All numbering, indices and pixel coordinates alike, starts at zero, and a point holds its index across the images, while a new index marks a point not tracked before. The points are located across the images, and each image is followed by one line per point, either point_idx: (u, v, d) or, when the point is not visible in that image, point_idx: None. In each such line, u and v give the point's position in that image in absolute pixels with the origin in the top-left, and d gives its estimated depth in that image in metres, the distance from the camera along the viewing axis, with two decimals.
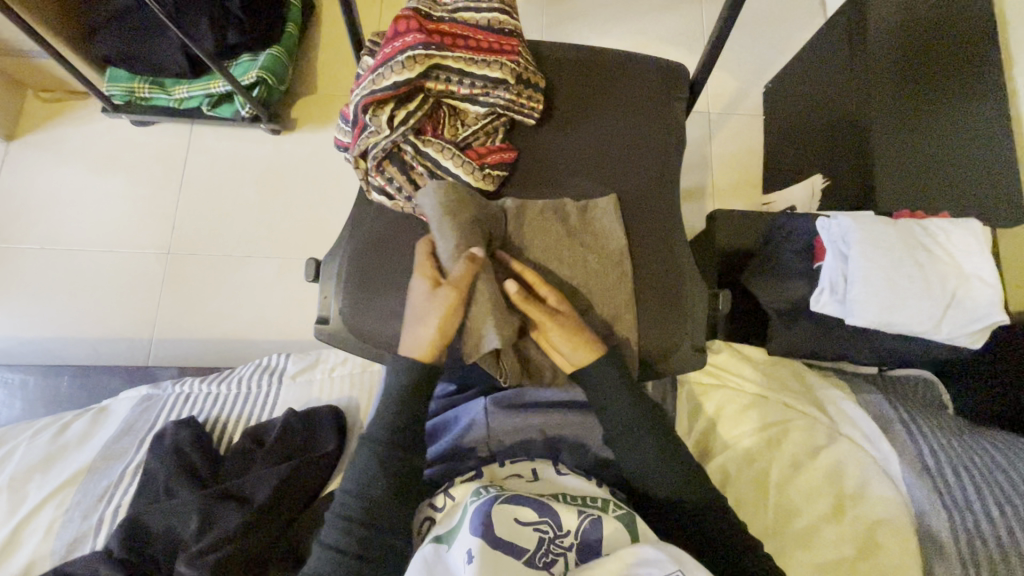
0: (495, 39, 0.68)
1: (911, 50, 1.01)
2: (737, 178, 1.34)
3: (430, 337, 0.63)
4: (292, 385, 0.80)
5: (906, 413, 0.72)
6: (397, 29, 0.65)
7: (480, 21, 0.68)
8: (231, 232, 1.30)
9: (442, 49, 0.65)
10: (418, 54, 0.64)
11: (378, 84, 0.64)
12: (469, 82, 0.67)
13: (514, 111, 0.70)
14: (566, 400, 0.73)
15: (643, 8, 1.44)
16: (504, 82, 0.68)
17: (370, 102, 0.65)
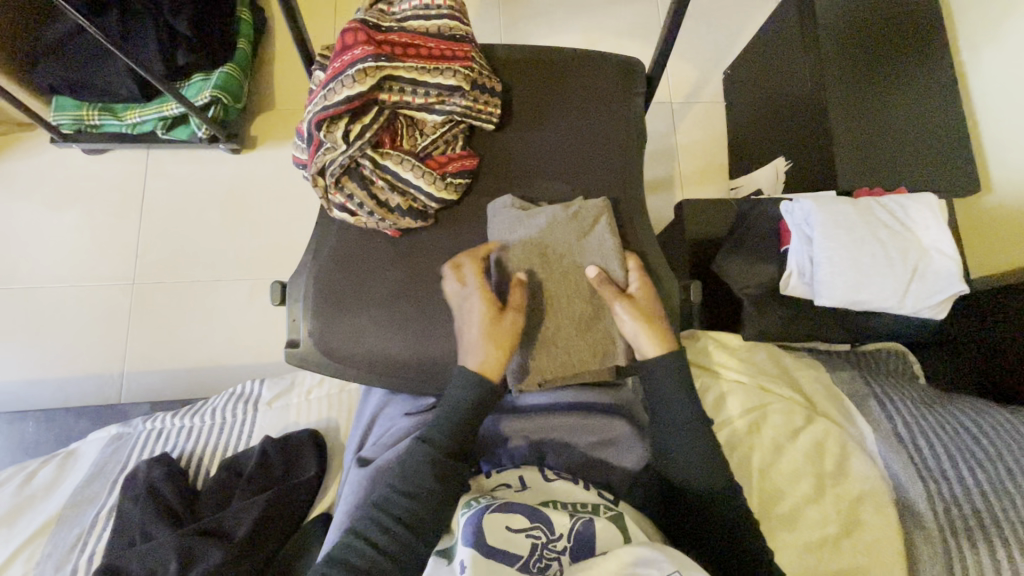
0: (447, 46, 0.67)
1: (859, 30, 1.03)
2: (703, 166, 1.36)
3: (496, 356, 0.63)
4: (268, 411, 0.78)
5: (879, 389, 0.73)
6: (345, 42, 0.64)
7: (430, 28, 0.67)
8: (197, 257, 1.27)
9: (393, 60, 0.64)
10: (369, 66, 0.62)
11: (329, 100, 0.63)
12: (423, 91, 0.66)
13: (472, 118, 0.69)
14: (597, 405, 0.72)
15: (599, 3, 1.44)
16: (459, 89, 0.67)
17: (323, 119, 0.63)
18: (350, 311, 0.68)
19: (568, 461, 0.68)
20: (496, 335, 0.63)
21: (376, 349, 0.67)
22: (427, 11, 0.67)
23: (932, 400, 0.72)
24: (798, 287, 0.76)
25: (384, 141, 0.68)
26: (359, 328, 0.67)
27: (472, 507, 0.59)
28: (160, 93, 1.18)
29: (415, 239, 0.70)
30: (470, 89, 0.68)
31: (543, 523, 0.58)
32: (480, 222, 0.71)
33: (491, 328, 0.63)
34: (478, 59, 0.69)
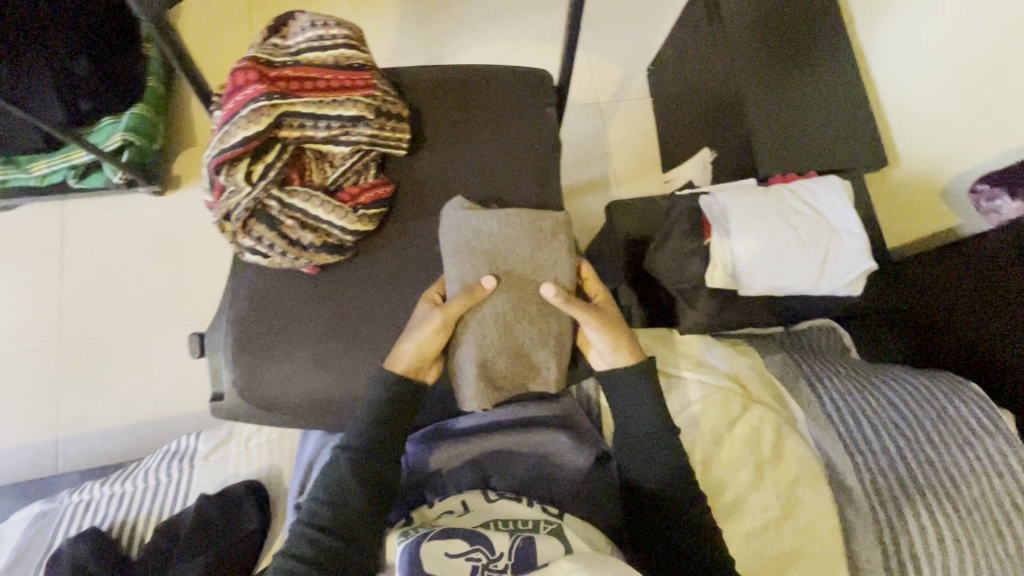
0: (346, 76, 0.66)
1: (763, 20, 1.07)
2: (637, 162, 1.38)
3: (414, 351, 0.64)
4: (204, 466, 0.75)
5: (809, 369, 0.76)
6: (236, 82, 0.62)
7: (326, 59, 0.66)
8: (126, 307, 1.21)
9: (289, 97, 0.62)
10: (263, 105, 0.61)
11: (226, 143, 0.61)
12: (325, 125, 0.64)
13: (381, 146, 0.68)
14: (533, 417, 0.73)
15: (519, 10, 1.45)
16: (363, 119, 0.66)
17: (221, 162, 0.61)
18: (274, 355, 0.66)
19: (511, 478, 0.69)
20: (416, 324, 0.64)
21: (306, 391, 0.65)
22: (322, 42, 0.66)
23: (856, 373, 0.76)
24: (722, 277, 0.78)
25: (293, 178, 0.66)
26: (285, 371, 0.65)
27: (408, 538, 0.58)
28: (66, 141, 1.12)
29: (334, 273, 0.68)
30: (374, 117, 0.67)
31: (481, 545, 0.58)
32: (401, 249, 0.70)
33: (419, 317, 0.64)
34: (381, 86, 0.68)
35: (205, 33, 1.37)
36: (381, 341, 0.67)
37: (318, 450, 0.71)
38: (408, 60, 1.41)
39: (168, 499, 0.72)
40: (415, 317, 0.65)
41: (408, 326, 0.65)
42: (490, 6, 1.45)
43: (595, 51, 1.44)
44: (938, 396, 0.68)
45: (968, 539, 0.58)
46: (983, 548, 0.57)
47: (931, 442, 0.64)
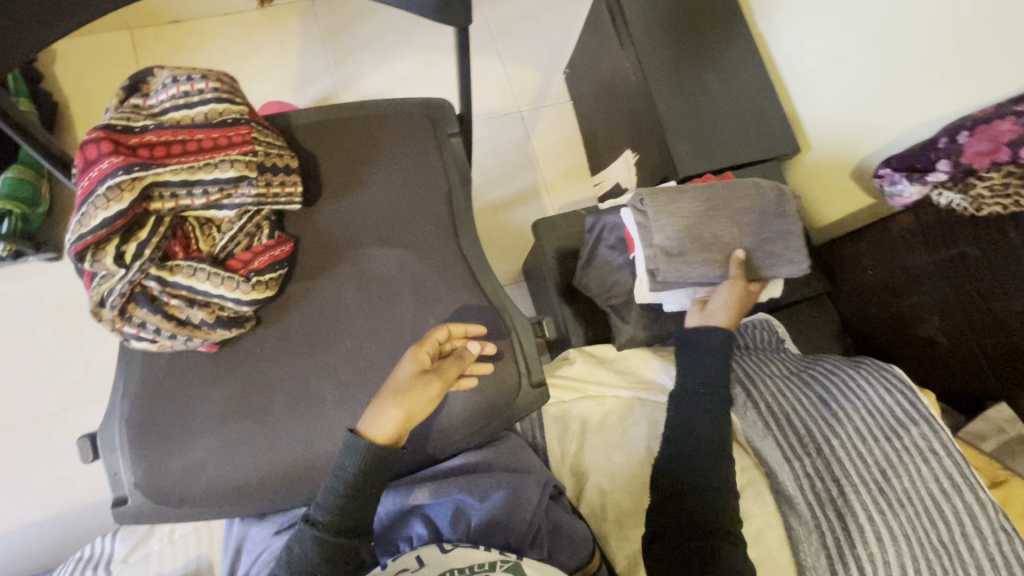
0: (218, 134, 0.60)
1: (664, 20, 1.07)
2: (565, 167, 1.37)
3: (398, 421, 0.58)
4: (124, 571, 0.69)
5: (745, 373, 0.74)
6: (90, 156, 0.56)
7: (194, 117, 0.60)
8: (30, 389, 1.09)
9: (154, 166, 0.57)
10: (123, 179, 0.55)
11: (85, 225, 0.55)
12: (201, 191, 0.59)
13: (269, 204, 0.63)
14: (479, 462, 0.68)
15: (427, 21, 1.41)
16: (244, 178, 0.61)
17: (83, 248, 0.55)
18: (176, 446, 0.60)
19: (467, 525, 0.63)
20: (411, 394, 0.59)
21: (217, 481, 0.60)
22: (187, 98, 0.60)
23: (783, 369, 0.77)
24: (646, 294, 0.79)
25: (173, 251, 0.60)
26: (191, 462, 0.60)
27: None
28: None
29: (239, 347, 0.63)
30: (257, 175, 0.62)
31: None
32: (308, 309, 0.66)
33: (410, 384, 0.60)
34: (261, 140, 0.63)
35: (86, 79, 1.26)
36: (294, 414, 0.62)
37: (241, 539, 0.65)
38: (316, 86, 1.34)
39: None
40: (399, 380, 0.60)
41: (394, 389, 0.59)
42: (396, 21, 1.40)
43: (510, 59, 1.42)
44: (867, 387, 0.68)
45: (908, 530, 0.59)
46: (920, 539, 0.59)
47: (863, 440, 0.65)
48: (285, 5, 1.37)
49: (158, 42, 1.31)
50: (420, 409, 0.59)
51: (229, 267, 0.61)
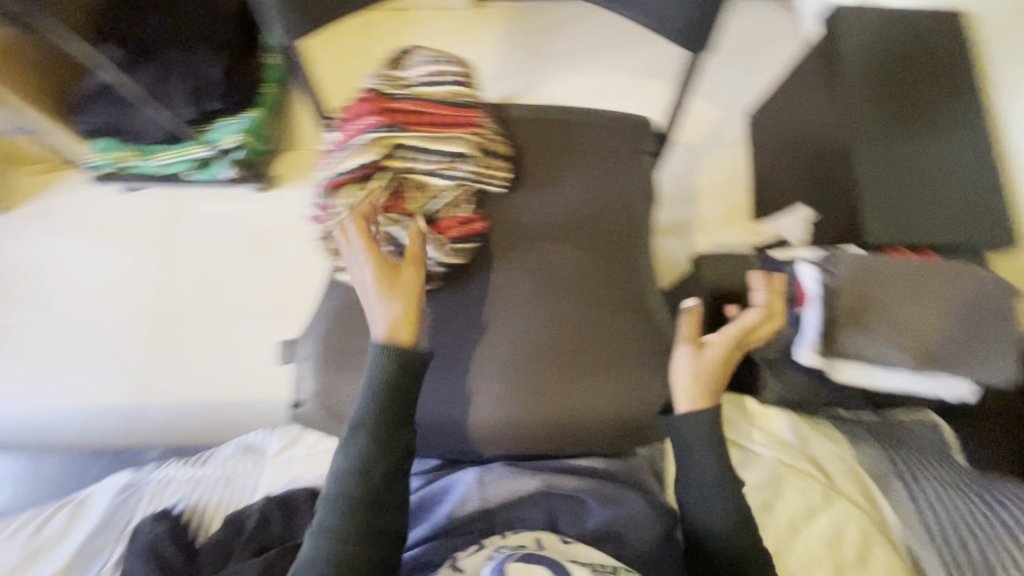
0: (456, 113, 0.69)
1: (885, 77, 1.00)
2: (725, 208, 1.33)
3: (398, 315, 0.58)
4: (273, 465, 0.77)
5: (904, 466, 0.70)
6: (358, 112, 0.67)
7: (440, 95, 0.69)
8: (219, 292, 1.30)
9: (403, 130, 0.66)
10: (377, 135, 0.65)
11: (340, 168, 0.65)
12: (431, 158, 0.67)
13: (480, 182, 0.70)
14: (581, 468, 0.71)
15: (620, 43, 1.45)
16: (468, 155, 0.68)
17: (333, 185, 0.65)
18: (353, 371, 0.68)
19: (585, 525, 0.63)
20: (399, 284, 0.58)
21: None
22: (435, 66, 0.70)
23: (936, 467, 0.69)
24: (813, 358, 0.71)
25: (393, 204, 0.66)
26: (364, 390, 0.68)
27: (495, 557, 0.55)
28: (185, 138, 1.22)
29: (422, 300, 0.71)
30: (478, 155, 0.69)
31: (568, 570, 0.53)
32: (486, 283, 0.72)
33: (386, 276, 0.59)
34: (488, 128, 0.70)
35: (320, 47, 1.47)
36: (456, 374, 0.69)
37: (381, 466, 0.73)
38: (504, 84, 1.44)
39: (237, 493, 0.75)
40: (376, 276, 0.59)
41: (378, 290, 0.58)
42: (591, 38, 1.46)
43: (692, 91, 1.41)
44: None
45: None
46: None
47: None
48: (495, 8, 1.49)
49: (383, 24, 1.49)
50: (413, 296, 0.59)
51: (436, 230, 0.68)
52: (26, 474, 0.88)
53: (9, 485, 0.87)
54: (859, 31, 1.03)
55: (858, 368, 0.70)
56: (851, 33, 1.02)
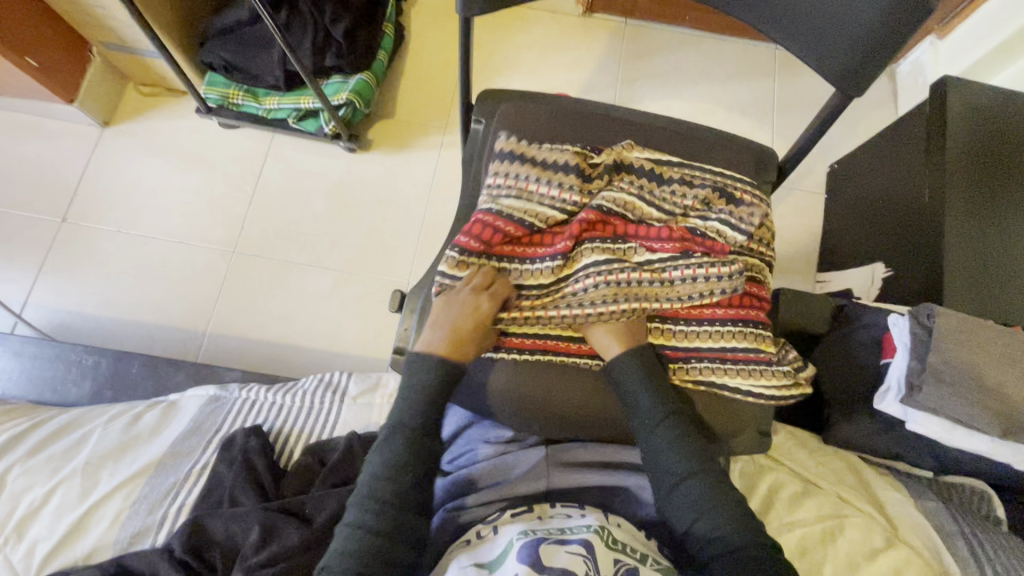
0: (620, 127, 0.81)
1: (988, 153, 1.03)
2: (795, 255, 1.40)
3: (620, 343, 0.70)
4: (353, 406, 0.82)
5: (968, 527, 0.70)
6: (565, 112, 0.81)
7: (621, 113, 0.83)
8: (295, 239, 1.35)
9: (577, 141, 0.80)
10: (583, 123, 0.80)
11: (526, 150, 0.77)
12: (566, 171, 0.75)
13: (639, 167, 0.76)
14: (626, 462, 0.72)
15: (719, 75, 1.48)
16: (635, 150, 0.77)
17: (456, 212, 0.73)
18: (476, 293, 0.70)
19: (629, 513, 0.70)
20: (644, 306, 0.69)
21: (493, 381, 0.71)
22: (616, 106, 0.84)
23: (978, 535, 0.69)
24: (892, 405, 0.75)
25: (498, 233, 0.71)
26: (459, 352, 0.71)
27: (529, 536, 0.60)
28: (300, 86, 1.28)
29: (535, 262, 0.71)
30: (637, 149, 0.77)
31: (585, 552, 0.57)
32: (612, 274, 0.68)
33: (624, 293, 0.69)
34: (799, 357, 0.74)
35: (429, 25, 1.51)
36: (565, 349, 0.72)
37: (462, 429, 0.79)
38: (599, 93, 1.47)
39: (318, 424, 0.80)
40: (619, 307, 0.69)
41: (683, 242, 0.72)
42: (690, 66, 1.49)
43: (781, 133, 1.44)
44: None
45: None
46: None
47: None
48: (603, 21, 1.53)
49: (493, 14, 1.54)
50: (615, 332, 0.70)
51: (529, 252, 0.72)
52: (109, 372, 0.91)
53: (93, 378, 0.91)
54: (971, 107, 1.05)
55: (938, 424, 0.71)
56: (961, 107, 1.05)
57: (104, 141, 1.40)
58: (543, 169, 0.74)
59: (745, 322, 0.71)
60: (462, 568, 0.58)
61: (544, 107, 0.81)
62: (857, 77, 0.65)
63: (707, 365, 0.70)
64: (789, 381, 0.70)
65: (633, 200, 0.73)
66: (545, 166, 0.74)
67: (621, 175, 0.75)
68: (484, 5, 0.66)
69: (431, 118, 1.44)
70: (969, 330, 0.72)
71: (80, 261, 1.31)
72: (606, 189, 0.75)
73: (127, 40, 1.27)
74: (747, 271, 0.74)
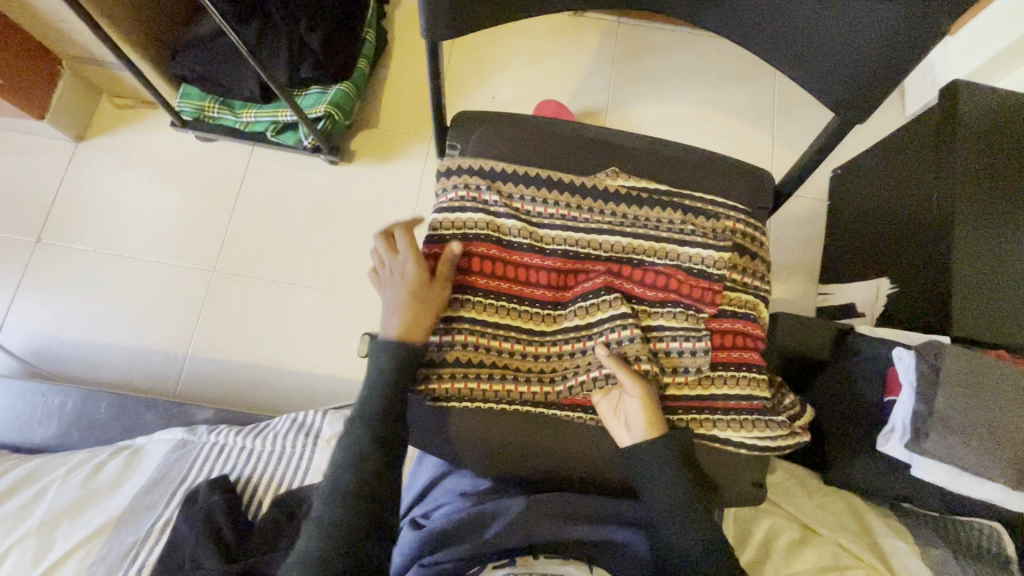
0: (604, 148, 0.75)
1: (1000, 164, 0.97)
2: (796, 265, 1.34)
3: (637, 413, 0.64)
4: (326, 449, 0.78)
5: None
6: (544, 136, 0.76)
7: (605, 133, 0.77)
8: (277, 256, 1.30)
9: (556, 167, 0.74)
10: (566, 148, 0.75)
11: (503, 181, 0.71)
12: (544, 202, 0.71)
13: (622, 196, 0.71)
14: (614, 512, 0.68)
15: (716, 76, 1.42)
16: (619, 175, 0.72)
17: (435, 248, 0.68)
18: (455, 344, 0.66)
19: (617, 568, 0.66)
20: (644, 380, 0.64)
21: (467, 430, 0.66)
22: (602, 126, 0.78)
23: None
24: (896, 448, 0.70)
25: (487, 272, 0.68)
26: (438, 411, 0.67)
27: None
28: (277, 98, 1.23)
29: (519, 305, 0.67)
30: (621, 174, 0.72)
31: None
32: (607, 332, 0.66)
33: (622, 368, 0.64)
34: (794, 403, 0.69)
35: (413, 29, 1.44)
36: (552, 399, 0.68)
37: (437, 479, 0.76)
38: (591, 97, 1.41)
39: (289, 470, 0.76)
40: (626, 378, 0.63)
41: (676, 290, 0.67)
42: (686, 67, 1.43)
43: (782, 137, 1.37)
44: None
45: None
46: None
47: None
48: (596, 21, 1.46)
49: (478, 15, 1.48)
50: (631, 403, 0.65)
51: (513, 290, 0.68)
52: (75, 411, 0.87)
53: (60, 418, 0.87)
54: (983, 114, 0.99)
55: (946, 469, 0.66)
56: (971, 115, 0.99)
57: (79, 157, 1.35)
58: (520, 209, 0.71)
59: (736, 366, 0.66)
60: None
61: (522, 131, 0.76)
62: (859, 103, 0.59)
63: (694, 414, 0.66)
64: (782, 428, 0.66)
65: (621, 247, 0.69)
66: (518, 202, 0.71)
67: (597, 205, 0.71)
68: (451, 28, 0.61)
69: (416, 126, 1.39)
70: (981, 368, 0.67)
71: (55, 283, 1.27)
72: (588, 220, 0.70)
73: (96, 53, 1.22)
74: (740, 308, 0.69)
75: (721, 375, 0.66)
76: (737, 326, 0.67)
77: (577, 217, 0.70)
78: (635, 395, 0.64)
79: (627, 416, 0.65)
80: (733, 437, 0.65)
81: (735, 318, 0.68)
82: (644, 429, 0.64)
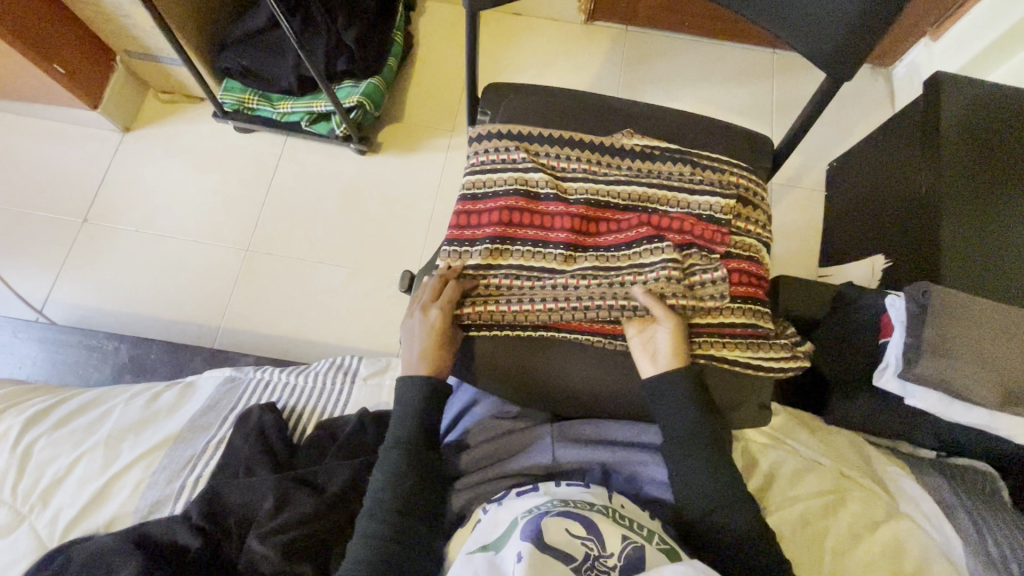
0: (620, 114, 0.84)
1: (982, 145, 1.05)
2: (797, 249, 1.42)
3: (668, 345, 0.71)
4: (364, 385, 0.85)
5: (969, 499, 0.70)
6: (566, 104, 0.85)
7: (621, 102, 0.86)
8: (307, 237, 1.39)
9: (579, 130, 0.83)
10: (586, 114, 0.84)
11: (531, 140, 0.80)
12: (568, 158, 0.79)
13: (638, 153, 0.80)
14: (630, 437, 0.73)
15: (717, 77, 1.53)
16: (635, 136, 0.81)
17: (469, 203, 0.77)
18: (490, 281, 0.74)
19: (637, 488, 0.71)
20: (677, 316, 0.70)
21: (500, 361, 0.76)
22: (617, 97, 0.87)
23: (980, 509, 0.69)
24: (891, 381, 0.76)
25: (515, 220, 0.75)
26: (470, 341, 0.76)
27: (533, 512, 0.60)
28: (314, 90, 1.33)
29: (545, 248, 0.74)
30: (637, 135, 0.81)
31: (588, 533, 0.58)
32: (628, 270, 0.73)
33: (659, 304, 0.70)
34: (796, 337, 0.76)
35: (437, 34, 1.57)
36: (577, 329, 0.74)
37: (467, 406, 0.82)
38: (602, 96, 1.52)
39: (330, 403, 0.82)
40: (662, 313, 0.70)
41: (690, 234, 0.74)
42: (689, 69, 1.54)
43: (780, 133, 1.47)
44: None
45: None
46: None
47: None
48: (606, 28, 1.58)
49: (494, 14, 1.59)
50: (663, 336, 0.71)
51: (539, 236, 0.74)
52: None
53: None
54: (963, 102, 1.08)
55: (938, 396, 0.72)
56: (953, 102, 1.08)
57: (125, 145, 1.45)
58: (549, 165, 0.79)
59: (743, 299, 0.73)
60: (472, 553, 0.58)
61: (547, 100, 0.85)
62: (845, 63, 0.68)
63: (706, 341, 0.73)
64: (786, 357, 0.73)
65: (638, 197, 0.77)
66: (546, 159, 0.79)
67: (615, 161, 0.79)
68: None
69: (438, 120, 1.49)
70: (965, 306, 0.74)
71: (99, 259, 1.35)
72: (608, 173, 0.78)
73: (150, 49, 1.33)
74: (746, 252, 0.76)
75: (732, 307, 0.73)
76: (742, 265, 0.75)
77: (598, 171, 0.79)
78: (667, 329, 0.70)
79: (655, 346, 0.72)
80: (741, 364, 0.72)
81: (742, 258, 0.75)
82: (668, 359, 0.71)
